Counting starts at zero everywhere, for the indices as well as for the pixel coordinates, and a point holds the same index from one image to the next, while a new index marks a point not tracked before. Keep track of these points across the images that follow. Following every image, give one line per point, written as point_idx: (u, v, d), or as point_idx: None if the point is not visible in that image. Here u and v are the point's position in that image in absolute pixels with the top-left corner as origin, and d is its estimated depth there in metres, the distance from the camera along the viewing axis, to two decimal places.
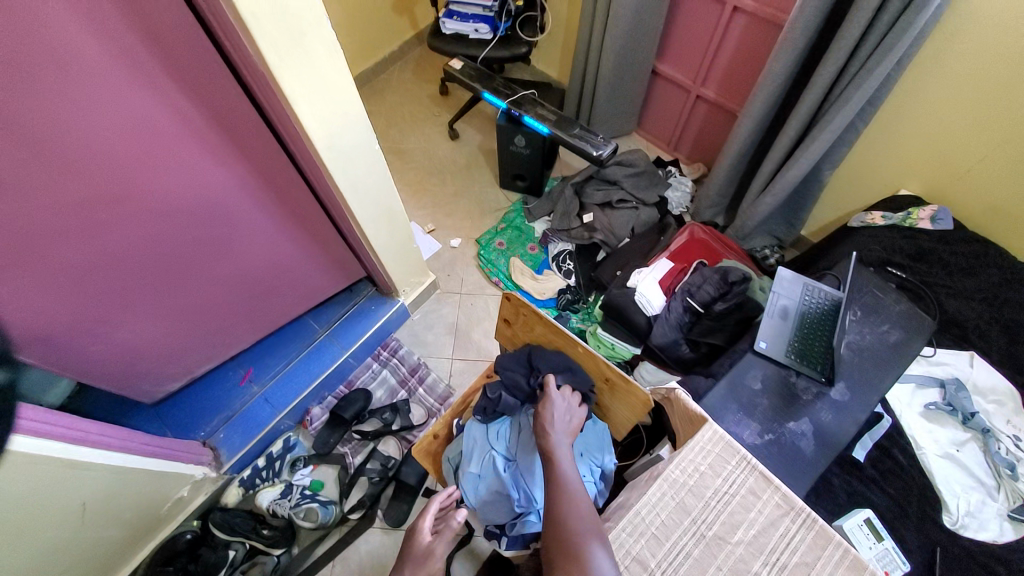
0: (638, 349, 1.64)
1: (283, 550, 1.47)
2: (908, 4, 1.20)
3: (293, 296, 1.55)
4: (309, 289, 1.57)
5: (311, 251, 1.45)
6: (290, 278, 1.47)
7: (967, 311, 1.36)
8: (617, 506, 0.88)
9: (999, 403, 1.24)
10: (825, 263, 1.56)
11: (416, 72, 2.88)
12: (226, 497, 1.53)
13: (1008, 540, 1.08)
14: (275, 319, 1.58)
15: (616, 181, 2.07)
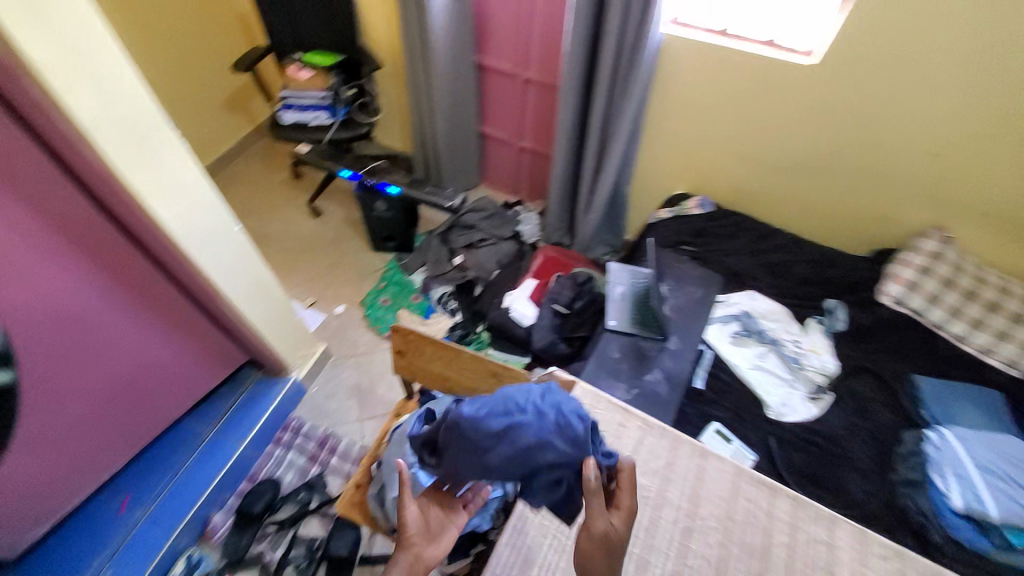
0: (526, 357, 1.86)
1: None
2: (627, 61, 1.78)
3: (173, 398, 1.49)
4: (190, 386, 1.53)
5: (187, 340, 1.46)
6: (160, 375, 1.42)
7: (740, 265, 1.82)
8: None
9: (778, 319, 1.64)
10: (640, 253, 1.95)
11: (265, 159, 2.94)
12: None
13: (813, 415, 1.41)
14: (153, 428, 1.48)
15: (473, 225, 2.39)
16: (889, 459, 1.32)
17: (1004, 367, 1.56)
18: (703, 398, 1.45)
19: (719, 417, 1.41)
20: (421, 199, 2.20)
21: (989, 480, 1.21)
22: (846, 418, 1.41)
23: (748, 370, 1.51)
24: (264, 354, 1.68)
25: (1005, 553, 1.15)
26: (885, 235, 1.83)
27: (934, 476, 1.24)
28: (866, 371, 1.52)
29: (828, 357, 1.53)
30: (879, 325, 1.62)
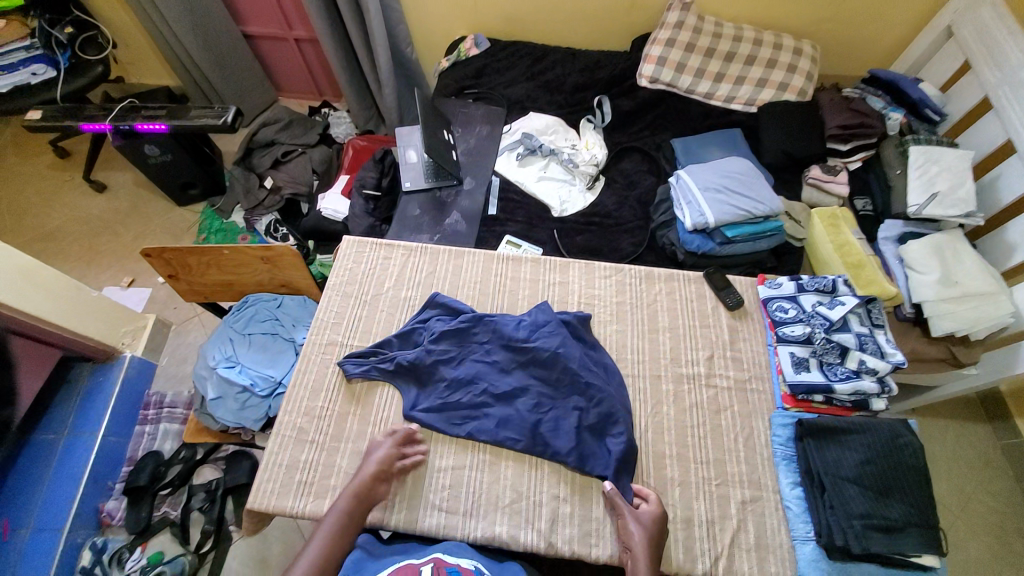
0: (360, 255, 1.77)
1: None
2: None
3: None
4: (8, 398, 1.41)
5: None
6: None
7: (518, 92, 1.89)
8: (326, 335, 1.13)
9: (555, 131, 1.78)
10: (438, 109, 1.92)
11: (17, 147, 2.45)
12: None
13: (590, 201, 1.63)
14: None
15: (272, 141, 2.21)
16: (648, 209, 1.60)
17: (743, 109, 1.78)
18: (496, 221, 1.59)
19: (511, 230, 1.57)
20: (187, 126, 1.91)
21: (711, 197, 1.41)
22: (617, 196, 1.64)
23: (534, 184, 1.67)
24: (79, 344, 1.56)
25: (725, 248, 1.41)
26: (641, 18, 1.90)
27: (676, 211, 1.48)
28: (632, 151, 1.76)
29: (598, 150, 1.72)
30: (641, 107, 1.81)
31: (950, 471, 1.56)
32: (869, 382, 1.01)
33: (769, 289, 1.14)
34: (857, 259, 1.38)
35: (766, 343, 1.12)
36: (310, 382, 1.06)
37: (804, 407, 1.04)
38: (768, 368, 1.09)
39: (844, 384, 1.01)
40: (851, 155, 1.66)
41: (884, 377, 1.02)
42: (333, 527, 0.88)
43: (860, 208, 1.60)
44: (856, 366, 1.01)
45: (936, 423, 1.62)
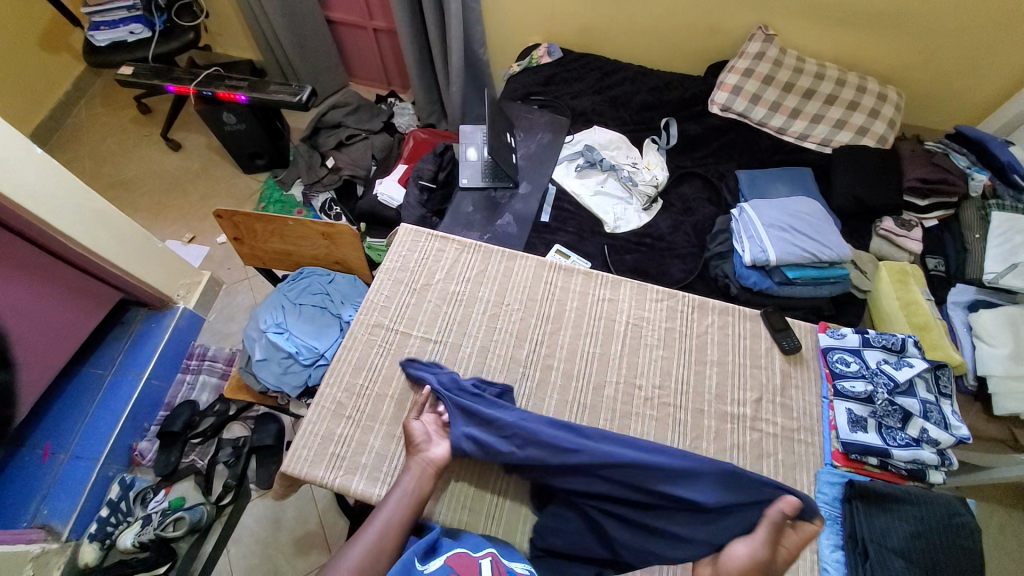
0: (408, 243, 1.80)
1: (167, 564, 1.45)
2: None
3: (57, 344, 1.47)
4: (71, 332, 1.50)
5: (41, 293, 1.41)
6: (44, 325, 1.43)
7: (584, 104, 1.89)
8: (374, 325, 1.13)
9: (617, 147, 1.77)
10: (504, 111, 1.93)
11: (107, 101, 2.62)
12: (82, 558, 1.43)
13: (644, 222, 1.60)
14: (41, 378, 1.45)
15: (339, 123, 2.28)
16: (704, 238, 1.56)
17: (817, 148, 1.71)
18: (548, 228, 1.59)
19: (562, 240, 1.56)
20: (264, 100, 2.00)
21: (775, 234, 1.36)
22: (673, 220, 1.61)
23: (590, 197, 1.66)
24: (137, 288, 1.64)
25: (784, 288, 1.36)
26: (719, 45, 1.87)
27: (736, 243, 1.44)
28: (694, 176, 1.72)
29: (659, 171, 1.69)
30: (709, 133, 1.78)
31: (997, 562, 1.43)
32: (929, 453, 0.94)
33: (831, 338, 1.09)
34: (923, 320, 1.31)
35: (820, 395, 1.06)
36: (354, 359, 1.08)
37: (855, 468, 0.99)
38: (820, 421, 1.03)
39: (901, 450, 0.95)
40: (928, 212, 1.57)
41: (945, 452, 0.96)
42: (391, 512, 0.87)
43: (931, 267, 1.49)
44: (916, 434, 0.95)
45: (987, 507, 1.50)
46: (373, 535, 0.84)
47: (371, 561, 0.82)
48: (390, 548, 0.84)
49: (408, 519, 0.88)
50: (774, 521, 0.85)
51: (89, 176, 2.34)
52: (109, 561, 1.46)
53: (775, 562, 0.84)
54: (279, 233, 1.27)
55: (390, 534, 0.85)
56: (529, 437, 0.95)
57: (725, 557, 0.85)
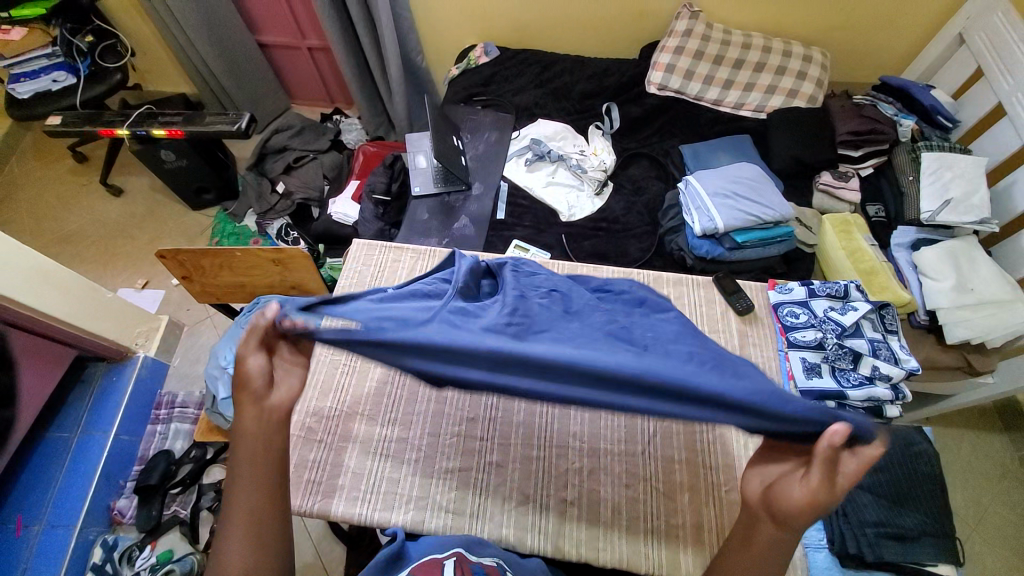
0: None
1: None
2: None
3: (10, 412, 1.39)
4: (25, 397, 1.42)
5: None
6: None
7: (526, 99, 1.90)
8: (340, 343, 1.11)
9: (563, 137, 1.79)
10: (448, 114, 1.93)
11: (39, 154, 2.51)
12: None
13: (598, 207, 1.64)
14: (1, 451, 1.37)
15: (284, 147, 2.24)
16: (657, 215, 1.60)
17: (752, 115, 1.78)
18: (505, 225, 1.60)
19: (520, 235, 1.58)
20: (202, 134, 1.94)
21: (720, 202, 1.40)
22: (625, 201, 1.65)
23: (543, 189, 1.68)
24: (92, 342, 1.57)
25: (736, 253, 1.41)
26: (649, 26, 1.91)
27: (686, 216, 1.48)
28: (641, 157, 1.76)
29: (607, 156, 1.73)
30: (650, 113, 1.82)
31: (965, 482, 1.52)
32: (883, 389, 0.95)
33: (779, 295, 1.11)
34: (869, 266, 1.38)
35: (777, 349, 1.08)
36: (320, 382, 1.07)
37: None
38: (778, 374, 1.05)
39: (856, 392, 0.96)
40: (863, 162, 1.64)
41: (899, 386, 0.96)
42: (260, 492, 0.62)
43: (873, 215, 1.57)
44: (868, 372, 0.96)
45: (951, 432, 1.58)
46: (239, 538, 0.59)
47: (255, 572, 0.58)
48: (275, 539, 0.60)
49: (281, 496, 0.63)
50: (827, 461, 0.53)
51: (28, 234, 2.24)
52: None
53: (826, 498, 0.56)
54: (230, 266, 1.24)
55: (264, 521, 0.60)
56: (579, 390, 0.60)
57: (776, 491, 0.57)
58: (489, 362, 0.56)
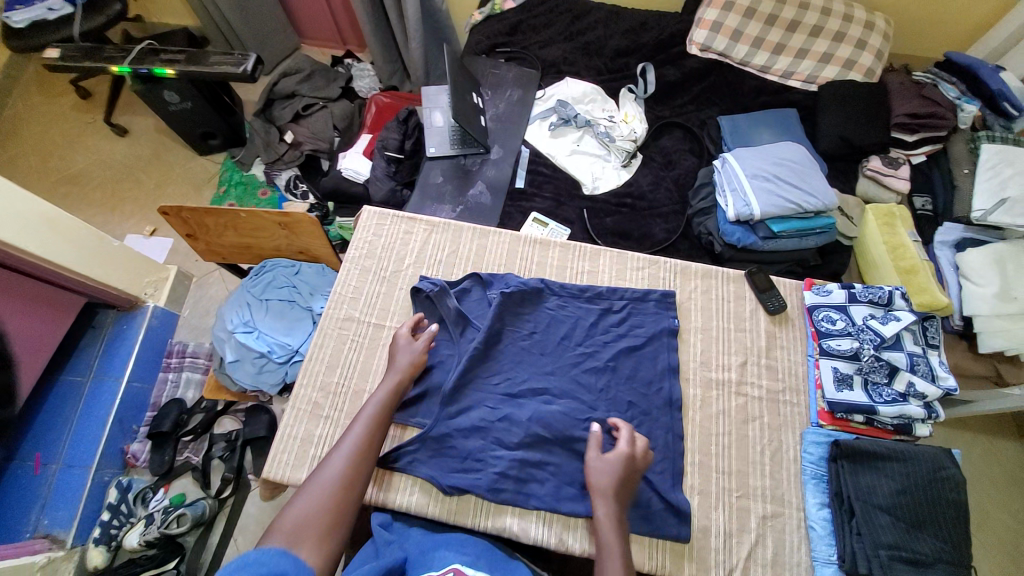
0: None
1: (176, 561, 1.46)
2: None
3: (21, 358, 1.40)
4: (36, 343, 1.43)
5: None
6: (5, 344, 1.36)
7: (554, 52, 1.74)
8: (345, 317, 1.04)
9: (592, 100, 1.65)
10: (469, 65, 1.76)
11: (40, 87, 2.40)
12: (90, 562, 1.44)
13: (624, 180, 1.53)
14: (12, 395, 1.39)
15: (294, 93, 2.11)
16: (687, 193, 1.50)
17: (802, 86, 1.61)
18: (523, 195, 1.51)
19: (538, 207, 1.49)
20: (205, 75, 1.82)
21: (759, 186, 1.30)
22: (653, 175, 1.54)
23: (566, 158, 1.57)
24: (101, 291, 1.55)
25: (768, 243, 1.31)
26: None
27: (719, 197, 1.38)
28: (674, 126, 1.63)
29: (638, 124, 1.60)
30: (687, 78, 1.66)
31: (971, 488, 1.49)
32: (916, 407, 0.91)
33: (815, 296, 1.03)
34: (909, 264, 1.29)
35: (806, 354, 1.02)
36: (326, 356, 1.00)
37: (841, 426, 0.96)
38: (805, 381, 0.99)
39: (888, 407, 0.92)
40: (916, 148, 1.49)
41: (932, 404, 0.93)
42: (366, 430, 0.86)
43: (918, 207, 1.45)
44: (903, 389, 0.91)
45: (966, 435, 1.54)
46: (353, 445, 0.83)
47: (351, 477, 0.80)
48: (367, 464, 0.83)
49: (379, 438, 0.87)
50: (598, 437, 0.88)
51: (34, 172, 2.18)
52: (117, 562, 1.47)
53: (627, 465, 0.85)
54: (235, 228, 1.19)
55: (374, 439, 0.85)
56: (552, 414, 0.94)
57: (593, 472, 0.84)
58: (490, 404, 0.95)
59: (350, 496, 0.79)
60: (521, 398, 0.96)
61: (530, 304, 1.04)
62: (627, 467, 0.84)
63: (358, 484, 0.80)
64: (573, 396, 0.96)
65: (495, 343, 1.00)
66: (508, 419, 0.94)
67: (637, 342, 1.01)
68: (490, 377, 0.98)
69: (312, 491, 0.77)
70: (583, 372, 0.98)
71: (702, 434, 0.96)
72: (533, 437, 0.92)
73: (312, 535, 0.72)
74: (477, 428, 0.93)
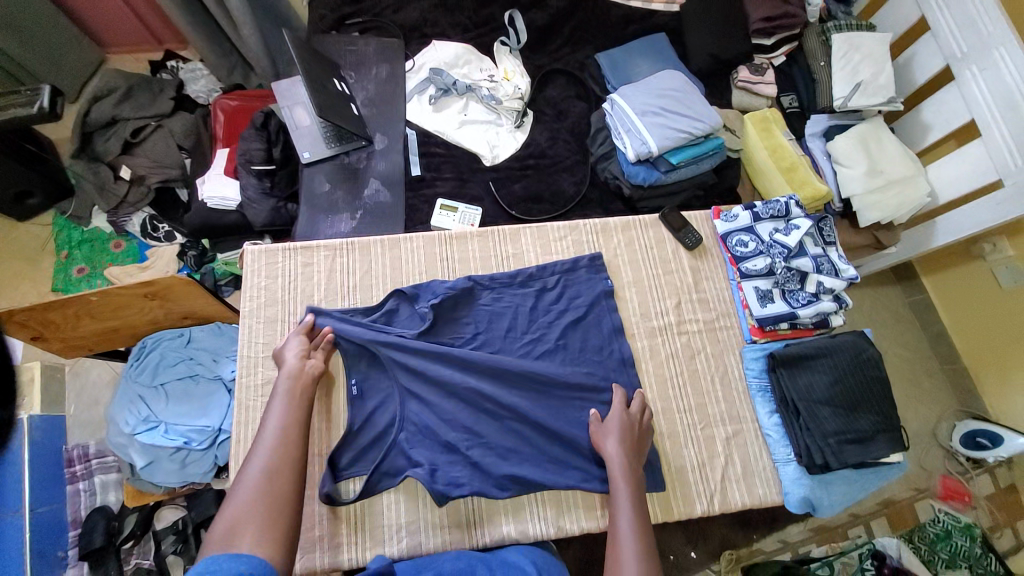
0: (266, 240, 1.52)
1: None
2: None
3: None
4: None
5: None
6: None
7: (412, 15, 1.57)
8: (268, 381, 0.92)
9: (467, 62, 1.53)
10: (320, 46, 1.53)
11: None
12: None
13: (521, 142, 1.47)
14: None
15: (113, 117, 1.72)
16: (585, 141, 1.48)
17: (665, 8, 1.62)
18: (423, 182, 1.40)
19: (443, 192, 1.39)
20: None
21: (650, 122, 1.31)
22: (549, 130, 1.49)
23: (457, 131, 1.46)
24: None
25: (671, 176, 1.35)
26: None
27: (617, 140, 1.37)
28: (557, 74, 1.57)
29: (520, 79, 1.51)
30: (556, 18, 1.59)
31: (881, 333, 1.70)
32: (828, 302, 1.02)
33: (726, 223, 1.08)
34: (790, 162, 1.39)
35: (728, 279, 1.09)
36: (256, 432, 0.89)
37: (771, 337, 1.05)
38: (733, 305, 1.07)
39: (805, 309, 1.02)
40: (774, 50, 1.57)
41: (840, 294, 1.03)
42: (280, 420, 0.79)
43: (787, 105, 1.55)
44: (814, 290, 1.01)
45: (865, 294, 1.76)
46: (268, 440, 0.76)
47: (277, 465, 0.73)
48: (293, 449, 0.76)
49: (297, 420, 0.80)
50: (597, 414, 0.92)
51: None
52: None
53: (632, 431, 0.90)
54: (92, 313, 0.99)
55: (290, 427, 0.79)
56: (518, 410, 0.93)
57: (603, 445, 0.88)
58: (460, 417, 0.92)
59: (277, 486, 0.71)
60: (484, 406, 0.93)
61: (463, 302, 0.99)
62: (625, 420, 0.91)
63: (289, 469, 0.74)
64: (534, 385, 0.95)
65: (439, 354, 0.95)
66: (478, 429, 0.91)
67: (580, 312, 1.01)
68: (451, 392, 0.92)
69: (238, 496, 0.70)
70: (536, 358, 0.97)
71: (657, 381, 1.01)
72: (508, 436, 0.91)
73: (249, 532, 0.66)
74: (448, 445, 0.90)
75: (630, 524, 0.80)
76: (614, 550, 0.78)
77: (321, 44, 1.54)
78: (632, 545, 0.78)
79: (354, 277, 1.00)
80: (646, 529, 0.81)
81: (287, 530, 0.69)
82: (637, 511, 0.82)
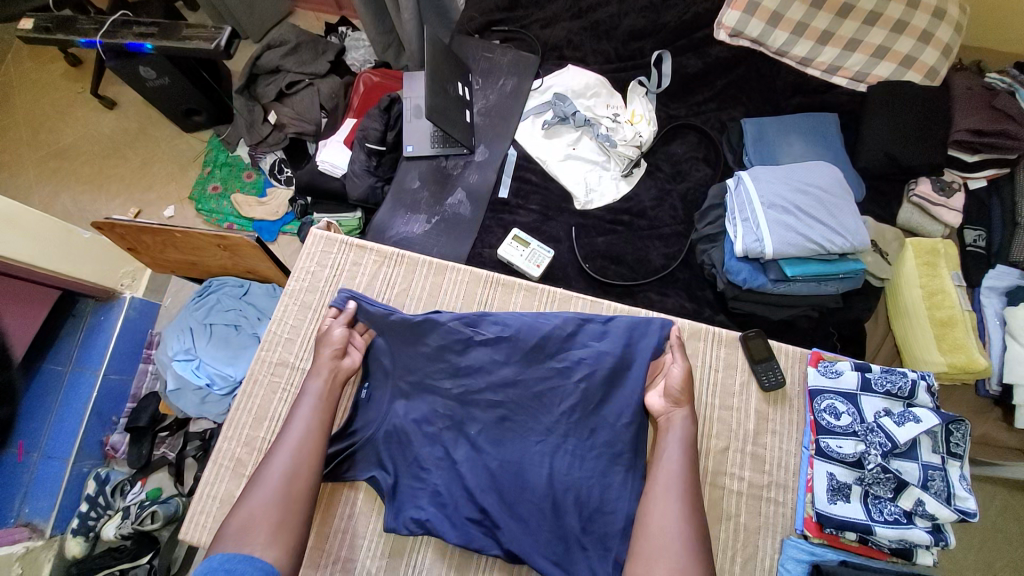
0: (356, 212, 1.60)
1: (151, 554, 1.37)
2: None
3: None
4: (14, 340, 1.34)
5: None
6: None
7: (557, 33, 1.50)
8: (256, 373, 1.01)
9: (596, 94, 1.44)
10: (459, 47, 1.55)
11: (32, 49, 2.24)
12: (70, 551, 1.37)
13: (623, 194, 1.34)
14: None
15: (277, 67, 1.93)
16: (694, 213, 1.31)
17: (847, 85, 1.35)
18: (506, 207, 1.35)
19: (522, 223, 1.32)
20: (177, 50, 1.65)
21: (775, 218, 1.10)
22: (657, 189, 1.34)
23: (559, 164, 1.38)
24: (75, 284, 1.43)
25: (780, 287, 1.13)
26: None
27: (728, 225, 1.18)
28: (688, 130, 1.41)
29: (645, 127, 1.37)
30: (711, 69, 1.41)
31: (1009, 554, 1.30)
32: (920, 530, 0.83)
33: (822, 378, 0.96)
34: (947, 315, 1.09)
35: (801, 445, 0.95)
36: (254, 408, 0.99)
37: (830, 540, 0.88)
38: (797, 483, 0.93)
39: (888, 527, 0.84)
40: (976, 170, 1.25)
41: (943, 529, 0.83)
42: (303, 425, 0.88)
43: (968, 241, 1.22)
44: (909, 507, 0.84)
45: (1006, 500, 1.33)
46: (289, 445, 0.85)
47: (294, 472, 0.82)
48: (309, 456, 0.85)
49: (320, 428, 0.89)
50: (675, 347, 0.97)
51: (23, 144, 2.07)
52: (98, 550, 1.39)
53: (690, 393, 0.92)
54: (180, 249, 1.22)
55: (312, 434, 0.87)
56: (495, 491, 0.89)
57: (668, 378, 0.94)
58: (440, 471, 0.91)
59: (292, 495, 0.80)
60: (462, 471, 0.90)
61: (474, 352, 0.97)
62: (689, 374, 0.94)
63: (303, 478, 0.83)
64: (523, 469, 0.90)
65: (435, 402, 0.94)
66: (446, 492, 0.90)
67: (595, 400, 0.93)
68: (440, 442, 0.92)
69: (257, 491, 0.80)
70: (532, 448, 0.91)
71: None
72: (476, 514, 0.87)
73: (260, 538, 0.75)
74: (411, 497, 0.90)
75: (677, 474, 0.85)
76: (661, 494, 0.84)
77: (462, 44, 1.55)
78: (679, 500, 0.82)
79: (383, 285, 1.08)
80: (693, 485, 0.84)
81: (293, 542, 0.77)
82: (685, 463, 0.86)
